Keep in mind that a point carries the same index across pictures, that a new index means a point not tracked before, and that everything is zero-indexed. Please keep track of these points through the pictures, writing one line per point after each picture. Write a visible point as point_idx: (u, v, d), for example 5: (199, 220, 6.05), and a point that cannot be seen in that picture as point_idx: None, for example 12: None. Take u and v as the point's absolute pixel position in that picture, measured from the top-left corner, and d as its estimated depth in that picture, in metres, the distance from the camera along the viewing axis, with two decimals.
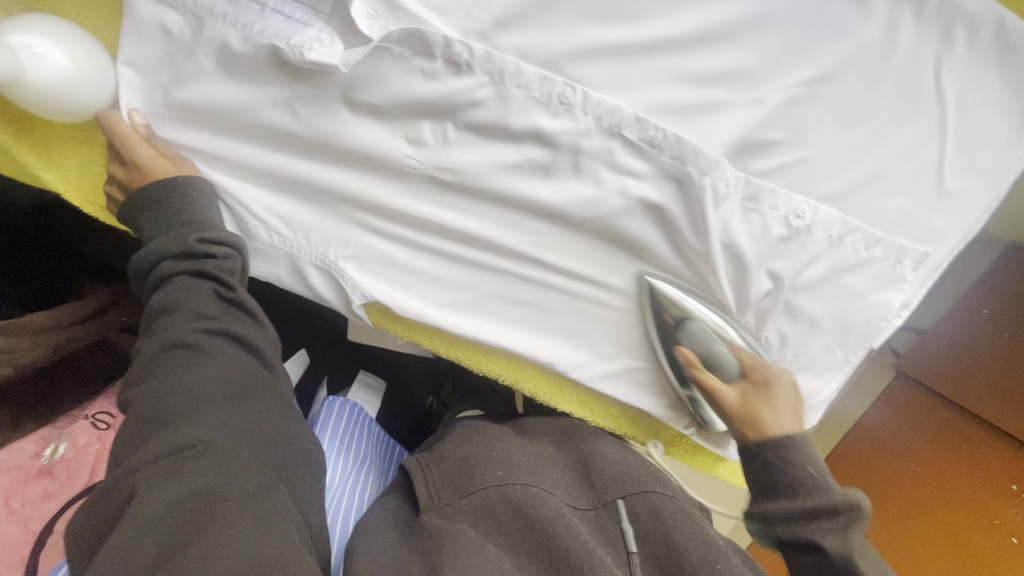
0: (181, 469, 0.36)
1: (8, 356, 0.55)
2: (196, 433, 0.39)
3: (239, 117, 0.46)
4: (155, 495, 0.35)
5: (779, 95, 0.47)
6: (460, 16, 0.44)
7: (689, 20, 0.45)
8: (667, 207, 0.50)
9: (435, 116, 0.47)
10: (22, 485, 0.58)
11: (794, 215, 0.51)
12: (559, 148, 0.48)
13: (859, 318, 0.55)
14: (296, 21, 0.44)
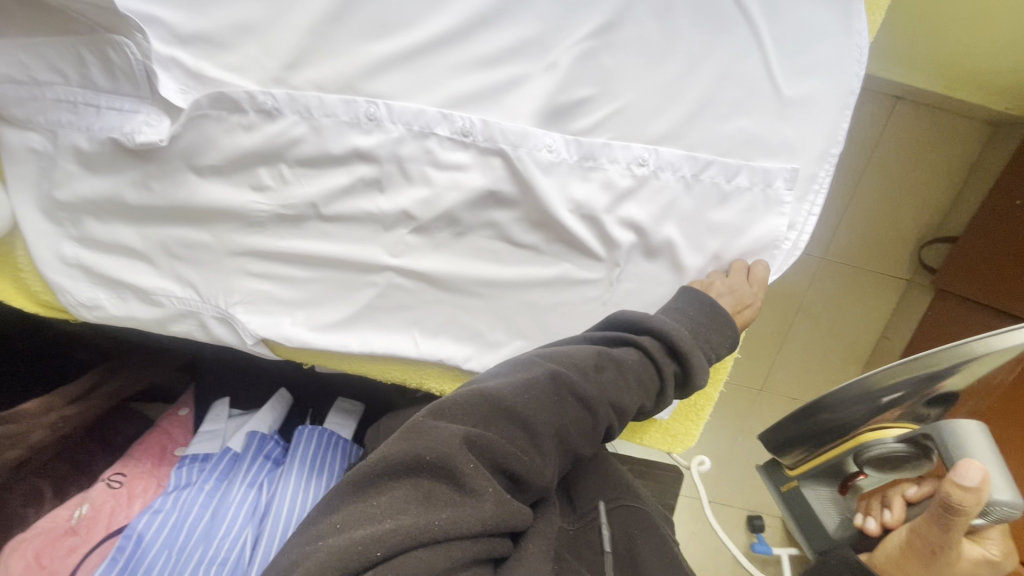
0: (403, 503, 0.40)
1: (16, 440, 0.65)
2: (463, 469, 0.41)
3: (110, 205, 0.52)
4: (385, 515, 0.39)
5: (571, 53, 0.48)
6: (258, 69, 0.48)
7: (459, 11, 0.47)
8: (512, 189, 0.50)
9: (269, 161, 0.49)
10: (52, 544, 0.68)
11: (636, 164, 0.49)
12: (381, 161, 0.49)
13: (750, 250, 0.53)
14: (127, 111, 0.49)
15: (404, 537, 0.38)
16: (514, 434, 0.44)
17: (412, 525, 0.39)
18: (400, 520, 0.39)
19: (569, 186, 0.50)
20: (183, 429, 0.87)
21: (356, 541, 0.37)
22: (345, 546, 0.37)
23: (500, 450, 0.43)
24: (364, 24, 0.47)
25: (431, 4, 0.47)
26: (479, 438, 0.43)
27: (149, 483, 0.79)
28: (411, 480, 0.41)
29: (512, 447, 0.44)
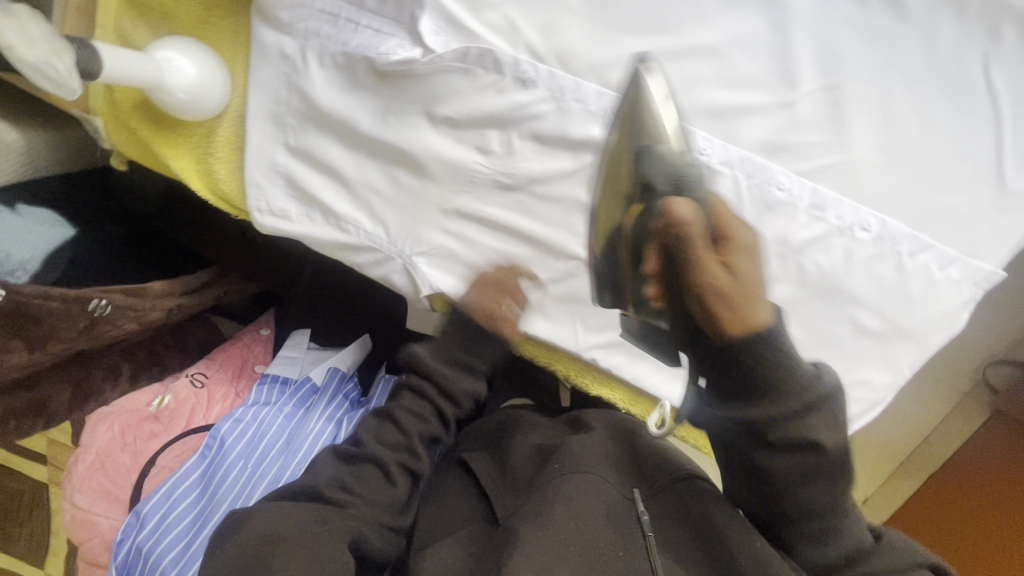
0: (388, 458, 0.58)
1: (137, 315, 0.66)
2: (361, 439, 0.58)
3: (335, 120, 0.54)
4: (277, 504, 0.50)
5: (814, 96, 0.48)
6: (515, 33, 0.50)
7: (721, 29, 0.48)
8: (717, 211, 0.53)
9: (502, 126, 0.53)
10: (136, 425, 0.69)
11: (860, 227, 0.51)
12: (611, 154, 0.52)
13: (919, 326, 0.54)
14: (383, 34, 0.52)
15: (392, 499, 0.56)
16: (406, 345, 0.60)
17: (397, 486, 0.57)
18: (346, 479, 0.54)
19: (764, 222, 0.52)
20: (264, 348, 0.87)
21: (297, 511, 0.50)
22: (280, 509, 0.49)
23: (349, 398, 0.60)
24: (625, 18, 0.49)
25: (697, 14, 0.48)
26: (385, 360, 0.61)
27: (228, 392, 0.78)
28: (347, 431, 0.57)
29: (350, 392, 0.60)
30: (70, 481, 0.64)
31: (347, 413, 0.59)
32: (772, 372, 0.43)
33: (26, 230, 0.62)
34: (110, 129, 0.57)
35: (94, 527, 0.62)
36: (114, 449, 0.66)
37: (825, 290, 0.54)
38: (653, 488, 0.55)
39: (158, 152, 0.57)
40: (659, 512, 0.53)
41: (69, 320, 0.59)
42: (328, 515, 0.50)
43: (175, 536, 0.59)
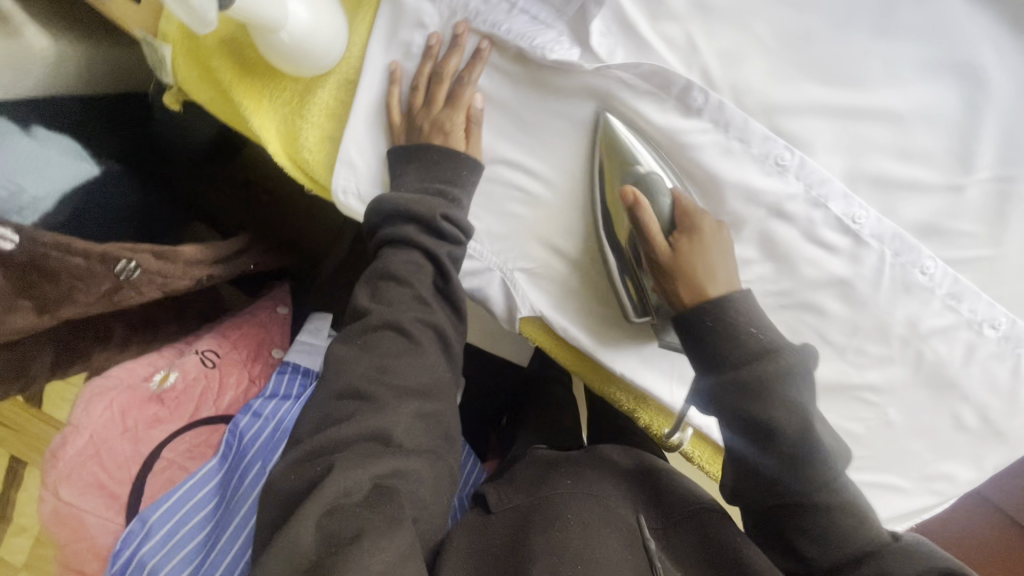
0: (425, 437, 0.44)
1: (163, 282, 0.56)
2: (392, 427, 0.42)
3: (460, 107, 0.47)
4: (315, 499, 0.36)
5: (986, 186, 0.45)
6: (690, 53, 0.44)
7: (911, 95, 0.44)
8: (853, 283, 0.50)
9: (648, 151, 0.48)
10: (136, 406, 0.59)
11: (988, 324, 0.50)
12: (761, 204, 0.48)
13: (1015, 429, 0.53)
14: (540, 23, 0.45)
15: (428, 500, 0.43)
16: (415, 303, 0.47)
17: (435, 474, 0.44)
18: (393, 459, 0.41)
19: (896, 303, 0.50)
20: (283, 332, 0.77)
21: (335, 510, 0.36)
22: (319, 520, 0.35)
23: (365, 367, 0.44)
24: (814, 63, 0.44)
25: (891, 74, 0.44)
26: (387, 312, 0.46)
27: (241, 376, 0.69)
28: (378, 412, 0.42)
29: (374, 365, 0.44)
30: (53, 466, 0.53)
31: (376, 379, 0.44)
32: (745, 347, 0.42)
33: (45, 161, 0.51)
34: (180, 62, 0.47)
35: (81, 527, 0.51)
36: (111, 433, 0.56)
37: (937, 381, 0.52)
38: (674, 517, 0.52)
39: (240, 105, 0.48)
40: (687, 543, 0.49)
41: (91, 282, 0.48)
42: (370, 513, 0.37)
43: (186, 555, 0.51)
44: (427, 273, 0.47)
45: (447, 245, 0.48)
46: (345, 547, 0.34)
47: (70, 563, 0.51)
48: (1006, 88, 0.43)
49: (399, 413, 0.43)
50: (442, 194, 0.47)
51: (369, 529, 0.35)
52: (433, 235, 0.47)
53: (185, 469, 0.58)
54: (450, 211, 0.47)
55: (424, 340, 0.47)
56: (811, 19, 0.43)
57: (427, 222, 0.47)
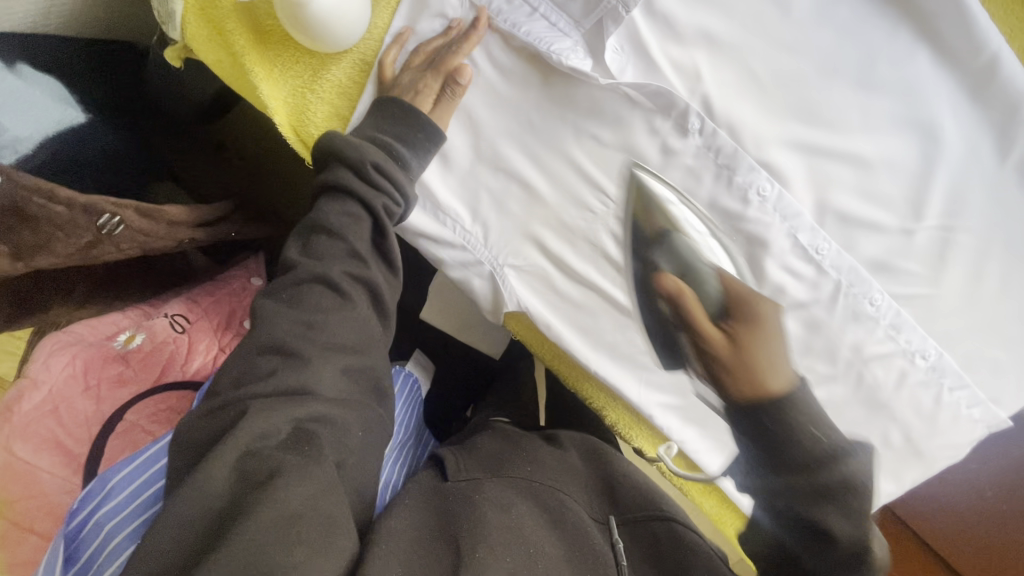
0: (350, 390, 0.45)
1: (144, 240, 0.54)
2: (314, 382, 0.43)
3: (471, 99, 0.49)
4: (234, 444, 0.38)
5: (932, 232, 0.51)
6: (692, 78, 0.48)
7: (879, 144, 0.49)
8: (811, 307, 0.55)
9: (644, 164, 0.51)
10: (100, 364, 0.58)
11: (920, 355, 0.56)
12: (740, 227, 0.52)
13: (932, 448, 0.59)
14: (558, 30, 0.47)
15: (355, 448, 0.43)
16: (346, 256, 0.49)
17: (360, 425, 0.45)
18: (311, 409, 0.42)
19: (846, 329, 0.55)
20: (255, 303, 0.76)
21: (252, 453, 0.38)
22: (236, 460, 0.37)
23: (294, 320, 0.46)
24: (799, 103, 0.48)
25: (864, 123, 0.48)
26: (317, 266, 0.48)
27: (211, 345, 0.68)
28: (301, 370, 0.43)
29: (299, 321, 0.46)
30: (4, 420, 0.50)
31: (300, 334, 0.45)
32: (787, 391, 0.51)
33: (29, 100, 0.49)
34: (191, 19, 0.47)
35: (33, 482, 0.49)
36: (72, 389, 0.54)
37: (872, 402, 0.58)
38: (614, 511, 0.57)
39: (249, 71, 0.48)
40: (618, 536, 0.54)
41: (71, 233, 0.47)
42: (290, 454, 0.38)
43: (143, 519, 0.47)
44: (361, 227, 0.49)
45: (385, 199, 0.48)
46: (260, 485, 0.36)
47: (18, 519, 0.49)
48: (960, 149, 0.48)
49: (325, 371, 0.44)
50: (383, 146, 0.48)
51: (282, 472, 0.37)
52: (371, 188, 0.48)
53: (150, 433, 0.56)
54: (381, 163, 0.47)
55: (354, 295, 0.48)
56: (801, 65, 0.47)
57: (361, 172, 0.48)
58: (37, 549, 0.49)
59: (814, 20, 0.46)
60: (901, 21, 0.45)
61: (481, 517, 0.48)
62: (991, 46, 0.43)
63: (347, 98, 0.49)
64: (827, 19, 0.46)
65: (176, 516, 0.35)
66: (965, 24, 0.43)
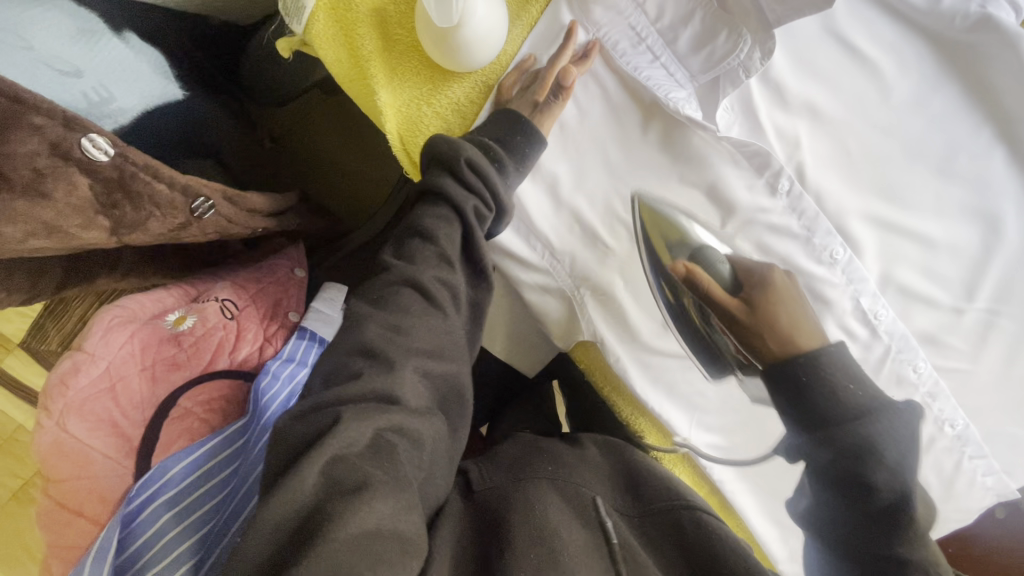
0: (427, 397, 0.44)
1: (225, 227, 0.53)
2: (400, 390, 0.42)
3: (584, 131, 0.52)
4: (322, 454, 0.35)
5: (980, 315, 0.55)
6: (789, 143, 0.51)
7: (946, 228, 0.52)
8: (860, 366, 0.56)
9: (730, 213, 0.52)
10: (155, 345, 0.56)
11: (947, 423, 0.57)
12: (811, 287, 0.53)
13: (944, 514, 0.60)
14: (674, 80, 0.50)
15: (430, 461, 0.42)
16: (437, 261, 0.48)
17: (436, 435, 0.44)
18: (399, 417, 0.40)
19: (886, 392, 0.56)
20: (299, 294, 0.73)
21: (339, 460, 0.36)
22: (324, 469, 0.35)
23: (383, 324, 0.45)
24: (881, 181, 0.51)
25: (936, 207, 0.52)
26: (408, 270, 0.47)
27: (257, 333, 0.66)
28: (389, 374, 0.42)
29: (386, 325, 0.45)
30: (58, 395, 0.48)
31: (389, 334, 0.45)
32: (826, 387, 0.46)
33: (136, 72, 0.48)
34: (320, 18, 0.48)
35: (86, 463, 0.47)
36: (129, 367, 0.53)
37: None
38: (648, 505, 0.52)
39: (371, 77, 0.49)
40: (658, 532, 0.50)
41: (166, 214, 0.46)
42: (375, 465, 0.37)
43: (190, 521, 0.47)
44: (452, 230, 0.48)
45: (476, 201, 0.48)
46: (347, 493, 0.34)
47: (67, 502, 0.46)
48: (1016, 242, 0.52)
49: (407, 376, 0.43)
50: (489, 154, 0.48)
51: (373, 484, 0.35)
52: (462, 190, 0.48)
53: (205, 421, 0.55)
54: (474, 164, 0.47)
55: (443, 302, 0.47)
56: (891, 146, 0.50)
57: (454, 170, 0.48)
58: (83, 534, 0.47)
59: (910, 108, 0.49)
60: (985, 121, 0.50)
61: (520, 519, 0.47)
62: None
63: (458, 114, 0.51)
64: (921, 109, 0.49)
65: (265, 520, 0.32)
66: None
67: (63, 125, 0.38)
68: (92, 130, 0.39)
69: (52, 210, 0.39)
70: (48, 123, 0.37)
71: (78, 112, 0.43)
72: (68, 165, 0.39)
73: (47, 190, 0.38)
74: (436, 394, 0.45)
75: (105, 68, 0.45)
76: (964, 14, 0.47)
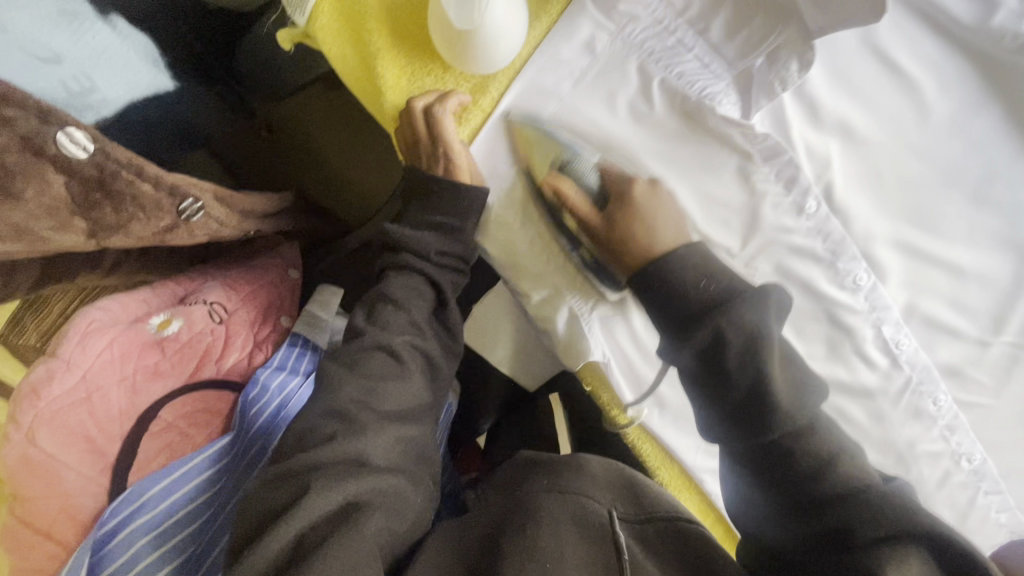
0: (402, 454, 0.44)
1: (215, 229, 0.49)
2: (370, 450, 0.42)
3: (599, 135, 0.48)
4: (284, 529, 0.36)
5: (1006, 348, 0.52)
6: (820, 162, 0.48)
7: (976, 257, 0.50)
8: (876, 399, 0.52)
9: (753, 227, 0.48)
10: (137, 353, 0.53)
11: (964, 458, 0.53)
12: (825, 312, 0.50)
13: None
14: (710, 72, 0.46)
15: (407, 517, 0.42)
16: (409, 327, 0.48)
17: (410, 490, 0.44)
18: (369, 479, 0.40)
19: (906, 424, 0.52)
20: (293, 299, 0.70)
21: (304, 535, 0.36)
22: (285, 541, 0.35)
23: (354, 389, 0.44)
24: (912, 207, 0.49)
25: (969, 234, 0.49)
26: (381, 335, 0.47)
27: (247, 339, 0.62)
28: (359, 436, 0.42)
29: (360, 389, 0.45)
30: (29, 405, 0.45)
31: (360, 402, 0.44)
32: (699, 301, 0.37)
33: (124, 60, 0.44)
34: (324, 13, 0.44)
35: (56, 482, 0.44)
36: (108, 376, 0.49)
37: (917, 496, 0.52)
38: (644, 520, 0.48)
39: (378, 77, 0.46)
40: (660, 545, 0.45)
41: (152, 215, 0.42)
42: (337, 528, 0.36)
43: (164, 548, 0.44)
44: (423, 301, 0.49)
45: (449, 270, 0.50)
46: (304, 558, 0.34)
47: (31, 521, 0.42)
48: None
49: (378, 438, 0.43)
50: (439, 227, 0.49)
51: (331, 543, 0.35)
52: (435, 265, 0.49)
53: (188, 436, 0.51)
54: (443, 249, 0.49)
55: (412, 366, 0.48)
56: (926, 170, 0.47)
57: (412, 248, 0.49)
58: (51, 558, 0.43)
59: (948, 131, 0.47)
60: None
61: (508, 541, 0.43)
62: None
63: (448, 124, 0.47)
64: (960, 132, 0.47)
65: None
66: None
67: (36, 118, 0.34)
68: (69, 122, 0.36)
69: (22, 210, 0.36)
70: (19, 114, 0.34)
71: (56, 102, 0.40)
72: (40, 161, 0.36)
73: (17, 189, 0.35)
74: (409, 453, 0.45)
75: (89, 55, 0.41)
76: (1016, 33, 0.43)
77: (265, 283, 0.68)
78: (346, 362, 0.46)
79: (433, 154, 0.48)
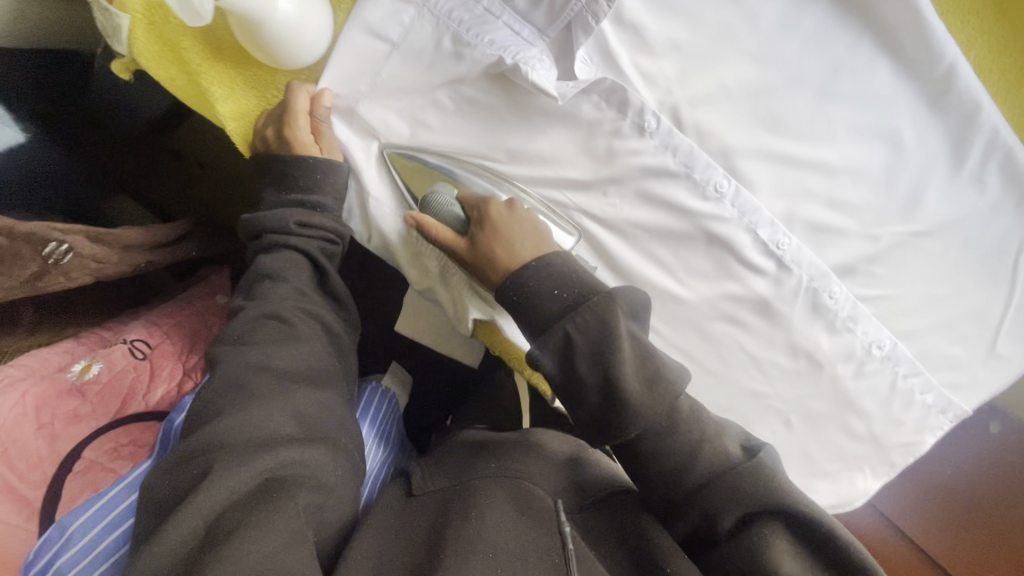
0: (317, 422, 0.43)
1: (95, 266, 0.51)
2: (276, 426, 0.40)
3: (433, 99, 0.48)
4: (193, 511, 0.35)
5: (893, 236, 0.52)
6: (662, 88, 0.48)
7: (842, 152, 0.49)
8: (773, 302, 0.52)
9: (599, 156, 0.49)
10: (55, 399, 0.54)
11: (876, 346, 0.54)
12: (697, 225, 0.50)
13: (897, 443, 0.58)
14: (523, 38, 0.46)
15: (336, 485, 0.42)
16: (296, 295, 0.47)
17: (335, 458, 0.43)
18: (282, 451, 0.39)
19: (807, 324, 0.53)
20: (222, 320, 0.71)
21: (215, 520, 0.35)
22: (196, 525, 0.35)
23: (247, 358, 0.43)
24: (765, 113, 0.48)
25: (829, 133, 0.49)
26: (267, 305, 0.46)
27: (174, 370, 0.64)
28: (261, 411, 0.41)
29: (259, 358, 0.44)
30: None
31: (257, 369, 0.43)
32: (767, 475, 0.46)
33: None
34: (140, 35, 0.45)
35: None
36: (23, 429, 0.50)
37: (836, 394, 0.56)
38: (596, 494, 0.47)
39: (206, 91, 0.47)
40: (609, 520, 0.46)
41: (14, 265, 0.44)
42: (251, 511, 0.36)
43: (101, 574, 0.46)
44: (302, 270, 0.48)
45: (318, 242, 0.49)
46: (218, 545, 0.34)
47: None
48: (916, 156, 0.49)
49: (283, 406, 0.42)
50: (299, 203, 0.48)
51: (243, 526, 0.35)
52: (301, 237, 0.48)
53: (112, 470, 0.54)
54: (305, 219, 0.47)
55: (308, 328, 0.47)
56: (768, 72, 0.47)
57: (282, 229, 0.47)
58: None
59: (780, 32, 0.46)
60: (863, 32, 0.46)
61: (460, 522, 0.43)
62: (947, 56, 0.45)
63: (274, 115, 0.47)
64: (791, 30, 0.46)
65: None
66: (924, 38, 0.45)
67: None
68: None
69: None
70: None
71: None
72: None
73: None
74: (317, 424, 0.43)
75: None
76: None
77: (196, 318, 0.69)
78: (233, 338, 0.45)
79: (268, 142, 0.48)
